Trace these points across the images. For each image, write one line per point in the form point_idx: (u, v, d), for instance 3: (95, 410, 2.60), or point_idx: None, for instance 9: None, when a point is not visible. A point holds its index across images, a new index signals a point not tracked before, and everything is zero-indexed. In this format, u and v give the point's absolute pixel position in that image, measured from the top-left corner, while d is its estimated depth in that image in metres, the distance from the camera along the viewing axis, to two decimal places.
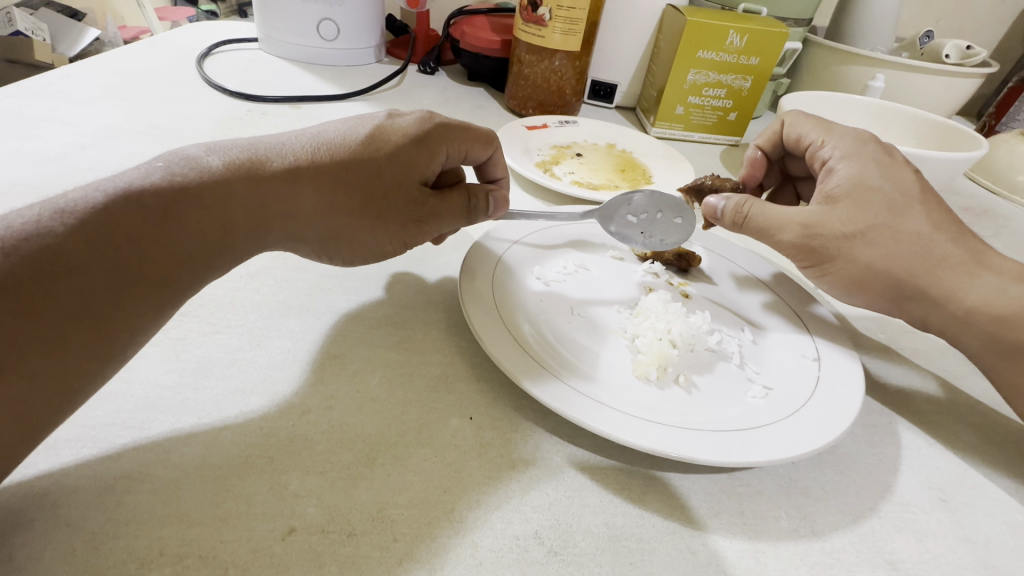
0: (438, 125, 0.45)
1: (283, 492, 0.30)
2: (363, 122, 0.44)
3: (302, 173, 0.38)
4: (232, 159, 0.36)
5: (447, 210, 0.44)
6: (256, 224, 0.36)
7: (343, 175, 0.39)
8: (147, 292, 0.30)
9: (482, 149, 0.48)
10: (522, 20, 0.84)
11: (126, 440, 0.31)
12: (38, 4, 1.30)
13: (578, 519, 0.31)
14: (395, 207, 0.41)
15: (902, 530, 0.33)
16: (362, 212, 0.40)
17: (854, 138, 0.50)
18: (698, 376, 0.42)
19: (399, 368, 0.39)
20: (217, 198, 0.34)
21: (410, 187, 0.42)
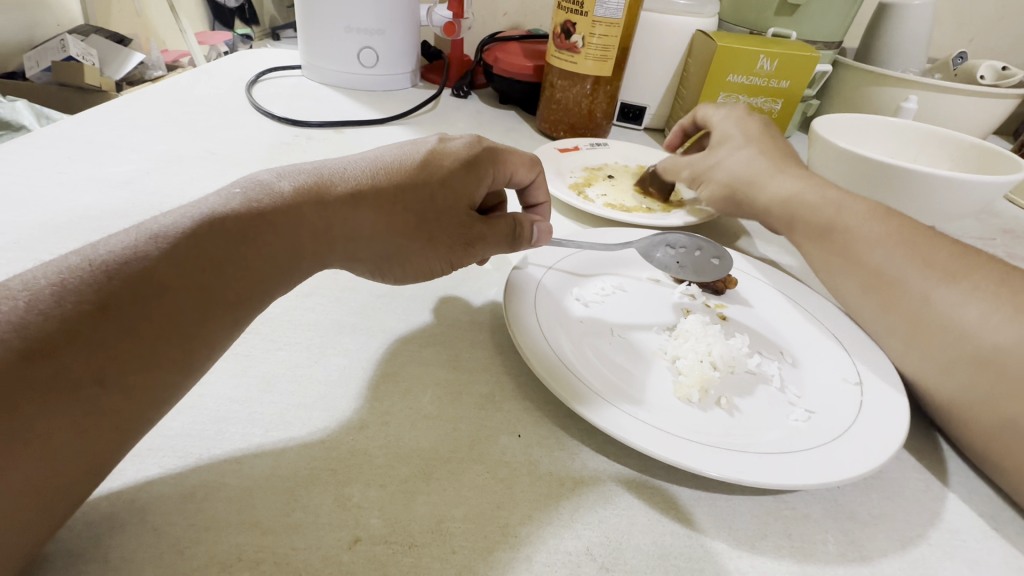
0: (485, 150, 0.47)
1: (347, 503, 0.32)
2: (416, 146, 0.46)
3: (362, 197, 0.40)
4: (299, 184, 0.39)
5: (494, 234, 0.46)
6: (320, 246, 0.38)
7: (399, 199, 0.42)
8: (226, 309, 0.33)
9: (524, 172, 0.50)
10: (556, 47, 0.87)
11: (202, 450, 0.34)
12: (89, 32, 1.39)
13: (628, 537, 0.32)
14: (445, 229, 0.43)
15: (953, 557, 0.33)
16: (415, 234, 0.42)
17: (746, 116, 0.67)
18: (740, 398, 0.42)
19: (449, 386, 0.41)
20: (288, 222, 0.37)
21: (459, 211, 0.44)
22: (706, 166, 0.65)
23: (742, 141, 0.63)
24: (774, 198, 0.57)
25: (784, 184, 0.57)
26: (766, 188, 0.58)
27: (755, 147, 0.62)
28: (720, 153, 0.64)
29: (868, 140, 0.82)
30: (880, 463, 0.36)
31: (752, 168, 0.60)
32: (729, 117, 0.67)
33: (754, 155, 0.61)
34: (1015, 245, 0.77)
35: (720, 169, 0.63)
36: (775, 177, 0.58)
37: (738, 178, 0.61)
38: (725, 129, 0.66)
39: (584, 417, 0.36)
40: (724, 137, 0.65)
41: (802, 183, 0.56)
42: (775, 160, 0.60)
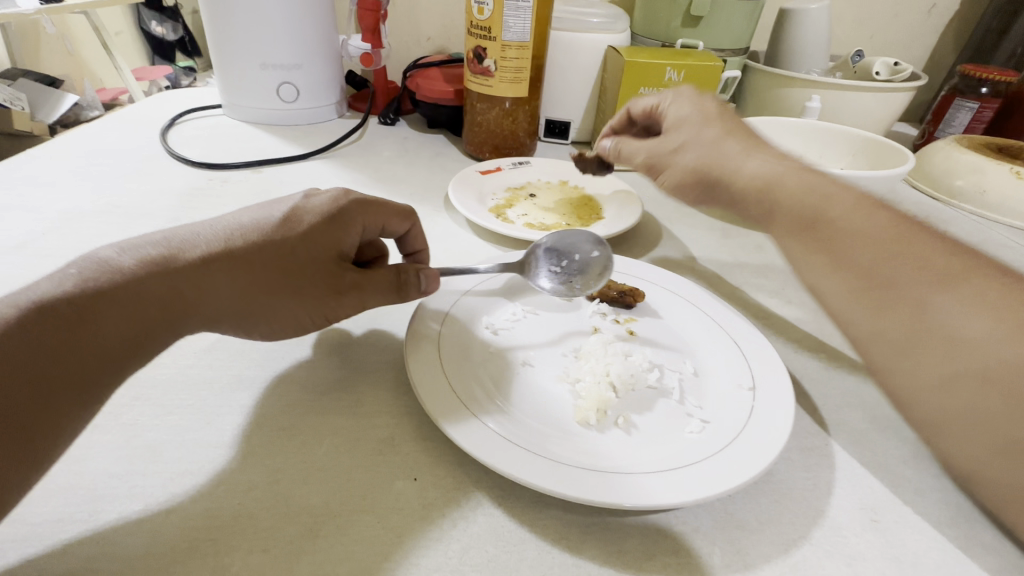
0: (352, 201, 0.46)
1: (224, 574, 0.31)
2: (278, 204, 0.45)
3: (213, 262, 0.38)
4: (148, 256, 0.38)
5: (374, 282, 0.44)
6: (171, 315, 0.36)
7: (257, 257, 0.40)
8: (63, 394, 0.32)
9: (398, 224, 0.50)
10: (471, 72, 0.88)
11: (72, 535, 0.32)
12: (16, 75, 1.26)
13: (515, 574, 0.32)
14: (313, 280, 0.41)
15: (832, 555, 0.34)
16: (280, 289, 0.40)
17: (695, 99, 0.62)
18: (637, 416, 0.43)
19: (346, 434, 0.40)
20: (130, 297, 0.35)
21: (327, 260, 0.42)
22: (669, 148, 0.58)
23: (703, 123, 0.58)
24: (746, 177, 0.51)
25: (753, 166, 0.52)
26: (730, 169, 0.53)
27: (717, 127, 0.57)
28: (689, 138, 0.57)
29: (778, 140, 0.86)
30: (764, 465, 0.37)
31: (722, 150, 0.55)
32: (680, 99, 0.62)
33: (717, 137, 0.56)
34: None
35: (678, 150, 0.57)
36: (748, 157, 0.52)
37: (703, 163, 0.55)
38: (681, 112, 0.60)
39: (464, 448, 0.37)
40: (686, 121, 0.59)
41: (775, 169, 0.50)
42: (741, 145, 0.54)
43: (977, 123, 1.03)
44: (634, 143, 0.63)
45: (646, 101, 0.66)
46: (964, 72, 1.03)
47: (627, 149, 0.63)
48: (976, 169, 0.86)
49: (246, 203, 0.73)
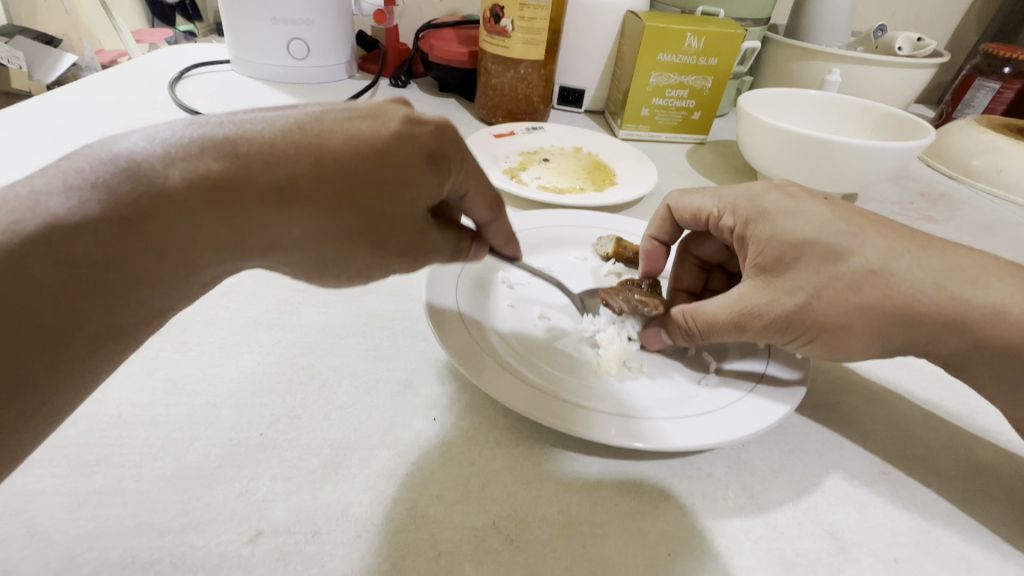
0: (455, 141, 0.36)
1: (250, 498, 0.31)
2: (375, 118, 0.34)
3: (289, 196, 0.31)
4: (224, 160, 0.30)
5: (444, 243, 0.38)
6: (231, 245, 0.31)
7: (345, 195, 0.32)
8: (115, 319, 0.29)
9: (481, 209, 0.41)
10: (487, 32, 0.86)
11: (99, 456, 0.33)
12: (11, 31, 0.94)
13: (534, 508, 0.33)
14: (396, 239, 0.35)
15: (844, 501, 0.35)
16: (356, 240, 0.33)
17: (812, 212, 0.40)
18: (654, 365, 0.44)
19: (365, 376, 0.41)
20: (171, 230, 0.29)
21: (417, 215, 0.35)
22: (762, 304, 0.39)
23: (813, 247, 0.38)
24: (849, 328, 0.37)
25: (851, 308, 0.37)
26: (825, 316, 0.37)
27: (839, 259, 0.37)
28: (772, 281, 0.39)
29: (795, 112, 0.85)
30: (781, 414, 0.37)
31: (836, 285, 0.37)
32: (782, 217, 0.40)
33: (792, 264, 0.38)
34: (931, 207, 0.81)
35: (769, 319, 0.39)
36: (883, 290, 0.36)
37: (811, 257, 0.38)
38: (787, 233, 0.39)
39: (482, 388, 0.37)
40: (760, 252, 0.40)
41: (876, 294, 0.36)
42: (830, 264, 0.37)
43: (997, 103, 1.01)
44: (714, 299, 0.41)
45: (733, 201, 0.44)
46: (987, 51, 1.01)
47: (704, 301, 0.41)
48: (993, 149, 0.85)
49: None
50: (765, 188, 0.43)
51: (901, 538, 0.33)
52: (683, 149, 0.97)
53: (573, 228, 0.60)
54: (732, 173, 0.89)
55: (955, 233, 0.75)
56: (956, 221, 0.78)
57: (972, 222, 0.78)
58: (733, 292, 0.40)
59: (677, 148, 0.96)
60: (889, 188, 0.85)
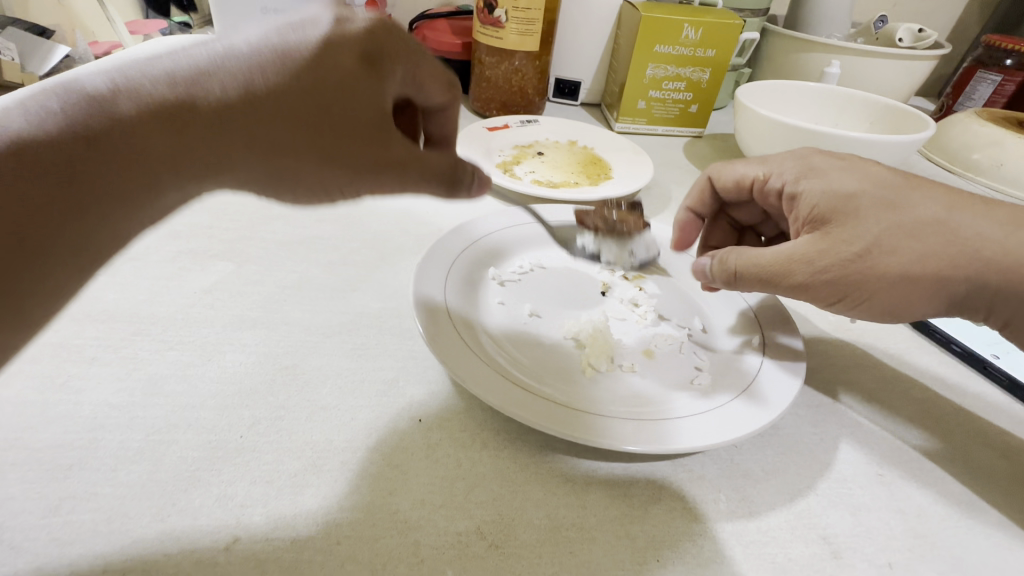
0: (392, 36, 0.34)
1: (227, 503, 0.30)
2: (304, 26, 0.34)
3: (232, 112, 0.30)
4: (172, 86, 0.30)
5: (420, 163, 0.37)
6: (193, 164, 0.31)
7: (281, 100, 0.31)
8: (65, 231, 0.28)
9: (436, 93, 0.37)
10: (480, 23, 0.84)
11: (73, 460, 0.32)
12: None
13: (521, 512, 0.32)
14: (353, 144, 0.34)
15: (837, 504, 0.34)
16: (306, 149, 0.33)
17: (864, 169, 0.41)
18: (645, 364, 0.43)
19: (350, 376, 0.40)
20: (124, 144, 0.29)
21: (368, 119, 0.34)
22: (816, 252, 0.39)
23: (869, 195, 0.39)
24: (912, 277, 0.37)
25: (914, 255, 0.37)
26: (886, 262, 0.37)
27: (897, 208, 0.38)
28: (828, 230, 0.39)
29: (793, 104, 0.83)
30: (775, 416, 0.36)
31: (896, 231, 0.37)
32: (833, 175, 0.42)
33: (849, 213, 0.39)
34: None
35: (823, 266, 0.39)
36: (944, 238, 0.37)
37: (868, 204, 0.39)
38: (839, 186, 0.40)
39: (468, 389, 0.36)
40: (813, 207, 0.41)
41: (940, 240, 0.37)
42: (888, 213, 0.38)
43: (998, 96, 0.99)
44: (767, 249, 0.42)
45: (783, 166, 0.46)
46: (988, 43, 1.00)
47: (753, 251, 0.42)
48: (993, 143, 0.84)
49: None
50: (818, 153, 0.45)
51: (896, 543, 0.33)
52: (680, 142, 0.95)
53: (567, 224, 0.59)
54: None
55: None
56: None
57: None
58: (787, 243, 0.41)
59: (674, 141, 0.95)
60: None
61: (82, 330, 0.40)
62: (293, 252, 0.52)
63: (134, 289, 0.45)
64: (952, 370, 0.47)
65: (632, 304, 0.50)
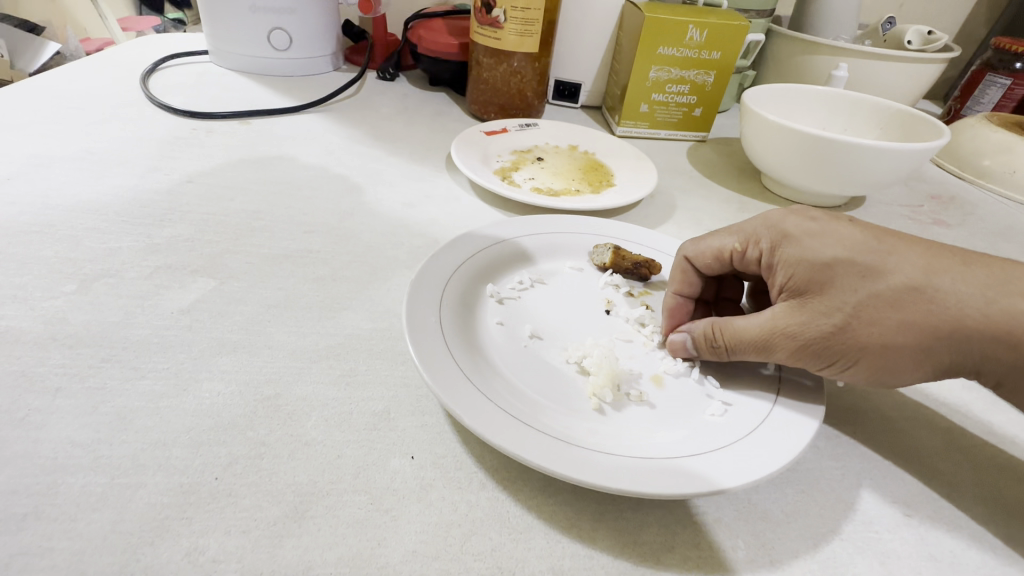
0: None
1: (198, 558, 0.28)
2: None
3: None
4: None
5: None
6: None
7: None
8: None
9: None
10: (478, 23, 0.81)
11: (28, 509, 0.29)
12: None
13: (522, 565, 0.29)
14: None
15: (864, 551, 0.32)
16: None
17: (839, 229, 0.37)
18: (653, 394, 0.40)
19: (337, 407, 0.37)
20: None
21: None
22: (797, 325, 0.36)
23: (845, 265, 0.35)
24: (896, 349, 0.34)
25: (896, 326, 0.34)
26: (867, 336, 0.34)
27: (879, 278, 0.35)
28: (806, 303, 0.36)
29: (801, 109, 0.81)
30: (798, 452, 0.34)
31: (878, 307, 0.34)
32: (807, 235, 0.38)
33: (827, 285, 0.36)
34: (943, 211, 0.77)
35: (804, 341, 0.36)
36: (931, 308, 0.34)
37: (843, 276, 0.35)
38: (812, 253, 0.37)
39: (464, 423, 0.33)
40: (791, 276, 0.37)
41: (921, 311, 0.34)
42: (866, 281, 0.35)
43: (1008, 100, 0.97)
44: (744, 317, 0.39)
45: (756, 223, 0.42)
46: (998, 46, 0.97)
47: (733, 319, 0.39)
48: (1005, 148, 0.82)
49: (236, 154, 0.67)
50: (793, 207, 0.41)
51: None
52: (683, 147, 0.92)
53: (568, 236, 0.56)
54: (735, 173, 0.85)
55: (968, 238, 0.72)
56: (969, 226, 0.74)
57: (986, 226, 0.75)
58: (765, 313, 0.38)
59: (677, 146, 0.92)
60: (898, 190, 0.81)
61: (48, 356, 0.37)
62: (279, 267, 0.49)
63: (106, 309, 0.42)
64: (975, 395, 0.44)
65: (640, 324, 0.47)
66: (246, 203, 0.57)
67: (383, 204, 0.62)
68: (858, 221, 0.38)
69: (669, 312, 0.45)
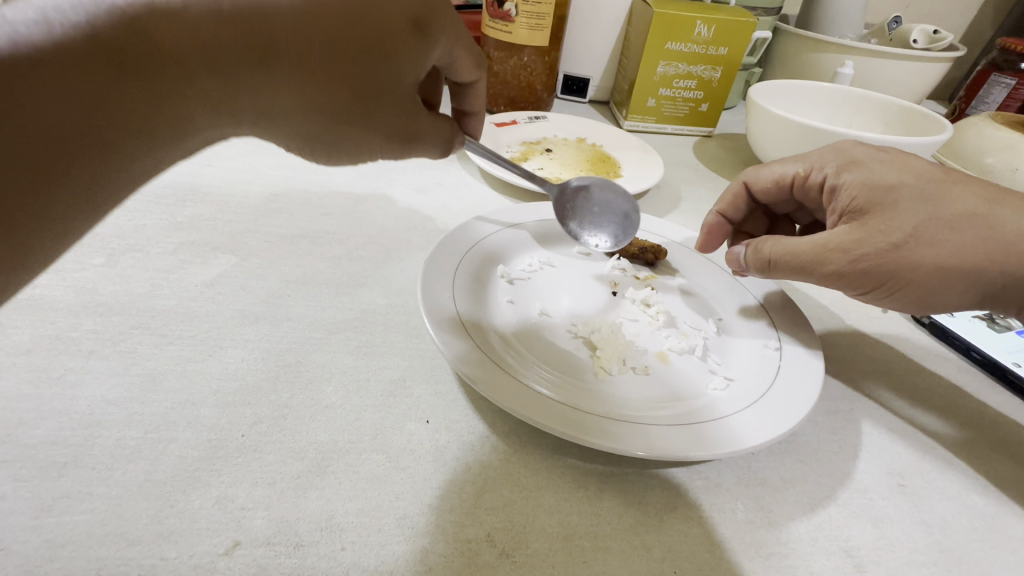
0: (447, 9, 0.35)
1: (228, 505, 0.29)
2: None
3: (280, 62, 0.30)
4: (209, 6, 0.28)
5: (434, 133, 0.40)
6: (214, 105, 0.29)
7: (327, 68, 0.31)
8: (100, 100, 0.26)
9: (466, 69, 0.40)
10: (489, 17, 0.83)
11: (68, 458, 0.31)
12: None
13: (532, 520, 0.31)
14: (387, 104, 0.35)
15: (859, 516, 0.33)
16: (350, 110, 0.34)
17: (906, 163, 0.41)
18: (657, 368, 0.42)
19: (355, 375, 0.38)
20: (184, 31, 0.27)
21: (402, 90, 0.35)
22: (855, 240, 0.39)
23: (911, 189, 0.39)
24: (947, 269, 0.37)
25: (951, 247, 0.37)
26: (923, 254, 0.37)
27: (942, 202, 0.38)
28: (867, 220, 0.39)
29: (807, 104, 0.82)
30: (798, 423, 0.35)
31: (938, 228, 0.37)
32: (876, 165, 0.41)
33: (890, 204, 0.39)
34: None
35: (861, 256, 0.39)
36: (987, 233, 0.37)
37: (909, 198, 0.38)
38: (880, 178, 0.40)
39: (479, 388, 0.35)
40: (853, 198, 0.41)
41: (975, 235, 0.37)
42: (928, 204, 0.38)
43: (1013, 100, 0.97)
44: (803, 236, 0.42)
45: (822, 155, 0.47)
46: (1003, 46, 0.98)
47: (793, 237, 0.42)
48: (1008, 146, 0.82)
49: (254, 141, 0.69)
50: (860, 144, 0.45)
51: (920, 557, 0.32)
52: (689, 141, 0.94)
53: None
54: (740, 167, 0.86)
55: None
56: None
57: None
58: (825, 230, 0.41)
59: (684, 140, 0.94)
60: None
61: (80, 322, 0.39)
62: (297, 246, 0.51)
63: (134, 281, 0.44)
64: (970, 378, 0.46)
65: (654, 316, 0.48)
66: (264, 186, 0.59)
67: (396, 191, 0.63)
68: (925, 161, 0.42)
69: (710, 228, 0.53)
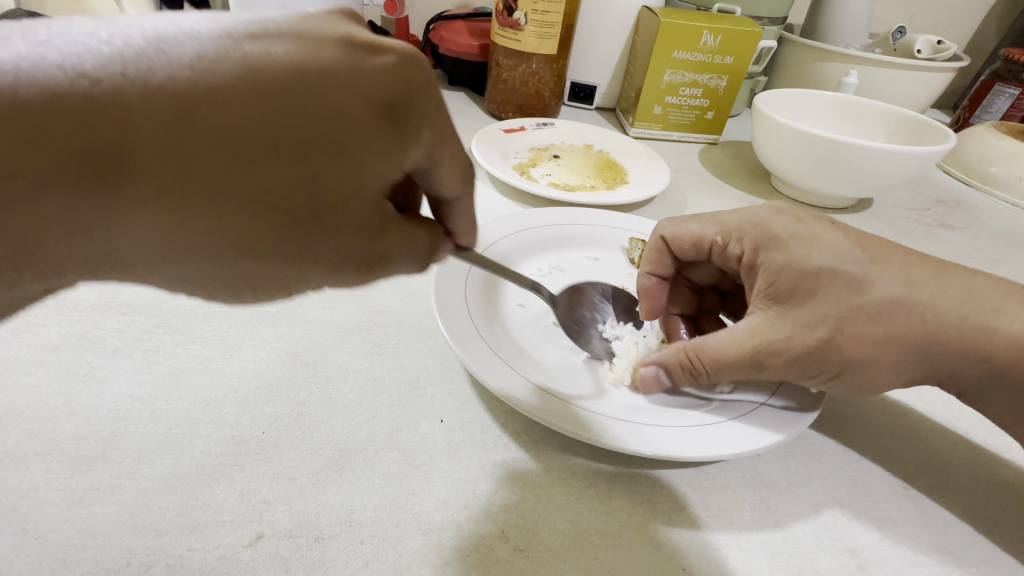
0: (419, 95, 0.28)
1: (251, 499, 0.30)
2: (315, 42, 0.26)
3: (157, 175, 0.23)
4: (62, 96, 0.22)
5: (407, 249, 0.31)
6: (89, 236, 0.24)
7: (233, 179, 0.24)
8: None
9: (451, 184, 0.32)
10: (498, 25, 0.85)
11: (96, 452, 0.32)
12: None
13: (544, 517, 0.32)
14: (325, 226, 0.28)
15: (863, 517, 0.34)
16: (272, 233, 0.27)
17: (826, 237, 0.37)
18: None
19: (371, 375, 0.39)
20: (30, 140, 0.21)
21: (353, 201, 0.28)
22: (782, 340, 0.35)
23: (831, 273, 0.35)
24: (875, 361, 0.35)
25: (878, 339, 0.34)
26: (850, 350, 0.35)
27: (868, 288, 0.35)
28: (788, 314, 0.36)
29: (812, 113, 0.83)
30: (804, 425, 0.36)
31: (861, 321, 0.34)
32: (792, 241, 0.38)
33: (810, 294, 0.35)
34: (948, 214, 0.79)
35: (790, 356, 0.35)
36: (906, 321, 0.34)
37: (829, 287, 0.35)
38: (798, 259, 0.37)
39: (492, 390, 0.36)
40: (773, 282, 0.37)
41: (900, 323, 0.34)
42: (851, 293, 0.35)
43: (1016, 110, 0.98)
44: (723, 333, 0.37)
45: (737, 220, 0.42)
46: (1007, 57, 0.99)
47: (712, 335, 0.38)
48: (1011, 156, 0.83)
49: None
50: (777, 208, 0.41)
51: (922, 558, 0.32)
52: (695, 148, 0.95)
53: (588, 227, 0.58)
54: (745, 175, 0.87)
55: (972, 242, 0.74)
56: (974, 228, 0.77)
57: (991, 230, 0.77)
58: (749, 324, 0.37)
59: (689, 147, 0.95)
60: (904, 193, 0.83)
61: (104, 322, 0.40)
62: None
63: None
64: None
65: (650, 344, 0.46)
66: None
67: None
68: (844, 227, 0.39)
69: (647, 293, 0.48)
